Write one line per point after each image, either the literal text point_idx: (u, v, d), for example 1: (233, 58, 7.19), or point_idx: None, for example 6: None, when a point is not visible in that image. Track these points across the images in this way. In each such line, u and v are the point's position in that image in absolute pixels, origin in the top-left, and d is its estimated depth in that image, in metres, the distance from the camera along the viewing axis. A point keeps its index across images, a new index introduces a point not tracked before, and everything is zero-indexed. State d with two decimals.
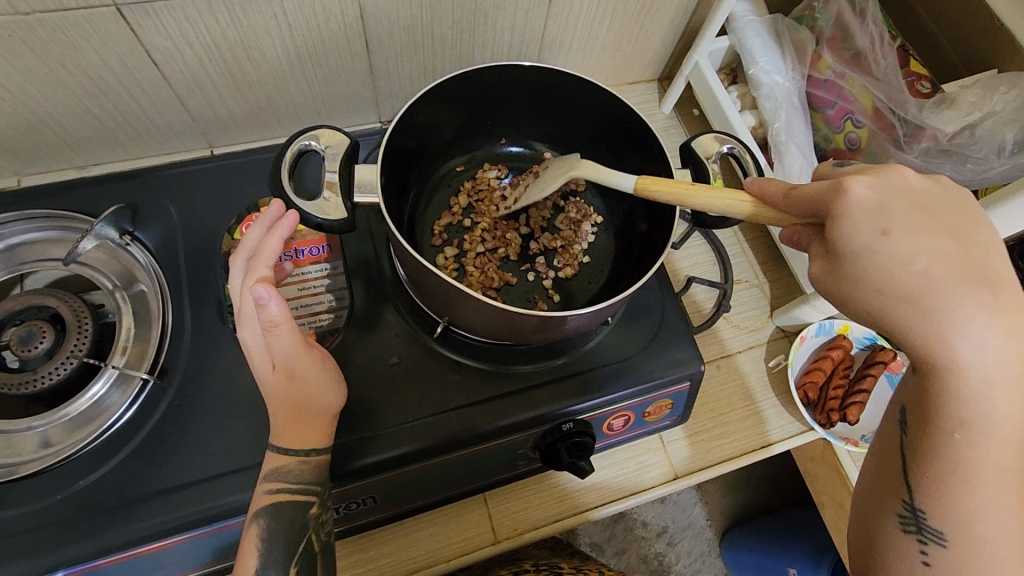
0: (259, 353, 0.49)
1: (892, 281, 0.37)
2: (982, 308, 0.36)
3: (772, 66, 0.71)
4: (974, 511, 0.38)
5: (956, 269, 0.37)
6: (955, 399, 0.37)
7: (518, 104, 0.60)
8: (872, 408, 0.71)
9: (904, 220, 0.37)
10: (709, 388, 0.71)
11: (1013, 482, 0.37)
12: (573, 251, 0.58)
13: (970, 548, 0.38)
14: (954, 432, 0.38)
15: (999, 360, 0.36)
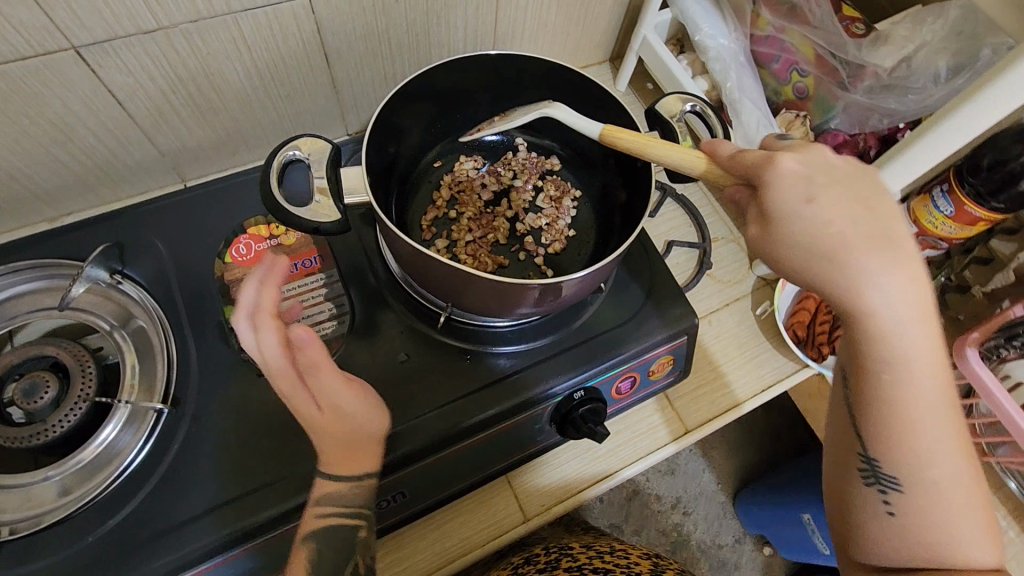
0: (298, 401, 0.48)
1: (816, 251, 0.40)
2: (894, 264, 0.40)
3: (716, 30, 0.75)
4: (916, 453, 0.44)
5: (867, 230, 0.40)
6: (883, 353, 0.42)
7: (483, 95, 0.61)
8: None
9: (826, 190, 0.40)
10: (704, 343, 0.74)
11: (939, 420, 0.43)
12: (558, 227, 0.60)
13: (919, 484, 0.45)
14: (887, 381, 0.43)
15: (914, 317, 0.41)
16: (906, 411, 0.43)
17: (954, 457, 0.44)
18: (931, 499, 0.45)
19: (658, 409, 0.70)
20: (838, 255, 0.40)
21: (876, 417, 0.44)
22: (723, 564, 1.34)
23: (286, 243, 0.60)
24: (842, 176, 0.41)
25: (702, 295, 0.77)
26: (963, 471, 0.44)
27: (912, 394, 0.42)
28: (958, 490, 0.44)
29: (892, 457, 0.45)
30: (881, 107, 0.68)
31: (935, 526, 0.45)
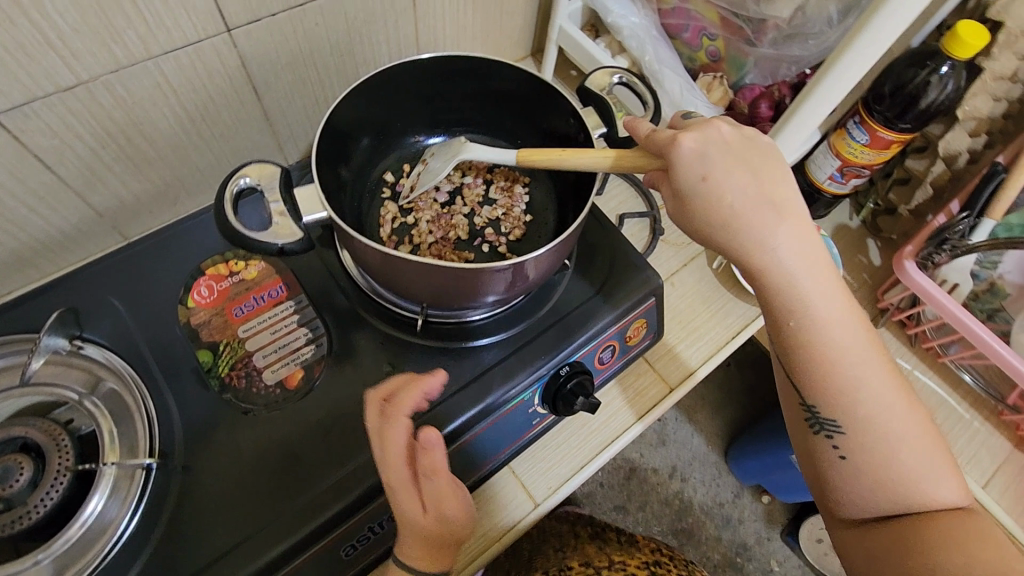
0: (404, 500, 0.49)
1: (717, 220, 0.47)
2: (777, 224, 0.47)
3: (625, 10, 0.79)
4: (844, 391, 0.49)
5: (755, 198, 0.47)
6: (787, 302, 0.48)
7: (419, 102, 0.63)
8: None
9: (718, 165, 0.46)
10: (671, 304, 0.77)
11: (855, 358, 0.49)
12: (514, 214, 0.62)
13: (856, 422, 0.49)
14: (798, 328, 0.49)
15: (804, 267, 0.48)
16: (822, 353, 0.49)
17: (881, 392, 0.49)
18: (875, 438, 0.49)
19: (640, 374, 0.72)
20: (732, 221, 0.47)
21: (799, 361, 0.50)
22: (728, 522, 1.38)
23: (249, 277, 0.60)
24: (733, 152, 0.47)
25: (660, 260, 0.80)
26: (896, 408, 0.49)
27: (825, 336, 0.48)
28: (894, 425, 0.49)
29: (825, 399, 0.50)
30: (785, 55, 0.75)
31: (880, 460, 0.49)
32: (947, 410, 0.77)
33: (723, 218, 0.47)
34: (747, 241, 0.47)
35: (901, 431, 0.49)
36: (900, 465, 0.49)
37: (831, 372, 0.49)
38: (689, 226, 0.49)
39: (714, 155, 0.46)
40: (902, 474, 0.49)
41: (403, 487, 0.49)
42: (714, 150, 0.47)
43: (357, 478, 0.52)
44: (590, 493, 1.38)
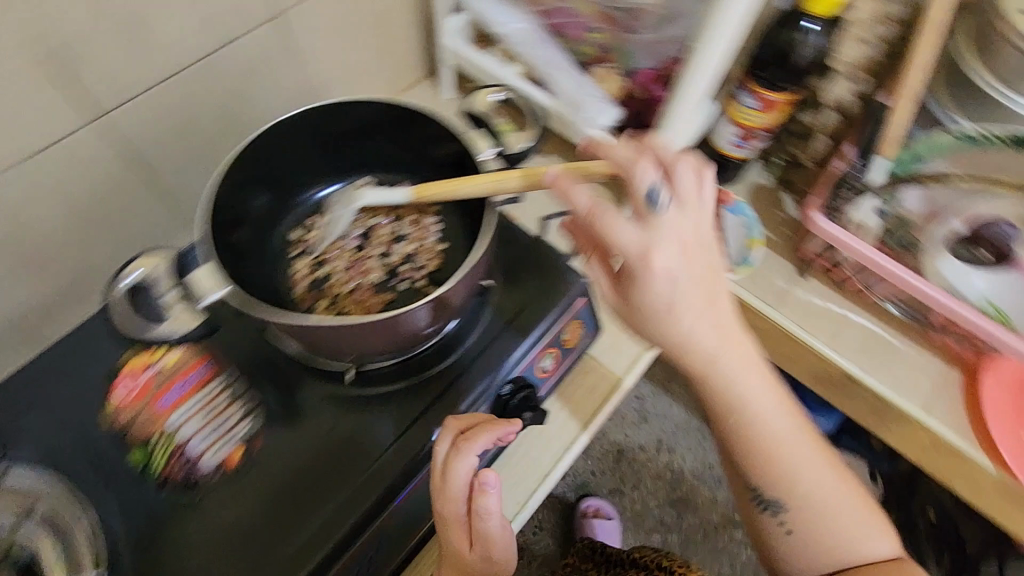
0: (456, 532, 0.53)
1: (670, 343, 0.51)
2: (723, 339, 0.51)
3: (506, 18, 0.80)
4: (782, 468, 0.55)
5: (710, 317, 0.50)
6: (727, 400, 0.54)
7: (312, 152, 0.62)
8: (731, 238, 0.83)
9: (681, 296, 0.48)
10: None
11: (789, 438, 0.55)
12: (428, 245, 0.62)
13: (792, 493, 0.55)
14: (741, 422, 0.54)
15: (746, 372, 0.53)
16: (766, 444, 0.54)
17: (815, 469, 0.55)
18: (816, 511, 0.55)
19: (590, 370, 0.74)
20: (683, 346, 0.51)
21: (751, 450, 0.55)
22: (720, 482, 1.41)
23: (169, 363, 0.58)
24: (697, 291, 0.49)
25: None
26: (831, 489, 0.55)
27: (770, 428, 0.54)
28: (834, 501, 0.55)
29: (774, 482, 0.55)
30: (664, 39, 0.78)
31: (815, 526, 0.55)
32: (883, 343, 0.81)
33: (674, 342, 0.51)
34: (692, 359, 0.52)
35: (836, 507, 0.55)
36: (839, 537, 0.54)
37: (778, 460, 0.55)
38: (638, 334, 0.53)
39: (674, 276, 0.47)
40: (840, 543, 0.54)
41: (454, 521, 0.53)
42: (677, 283, 0.48)
43: (323, 535, 0.52)
44: (584, 483, 1.40)
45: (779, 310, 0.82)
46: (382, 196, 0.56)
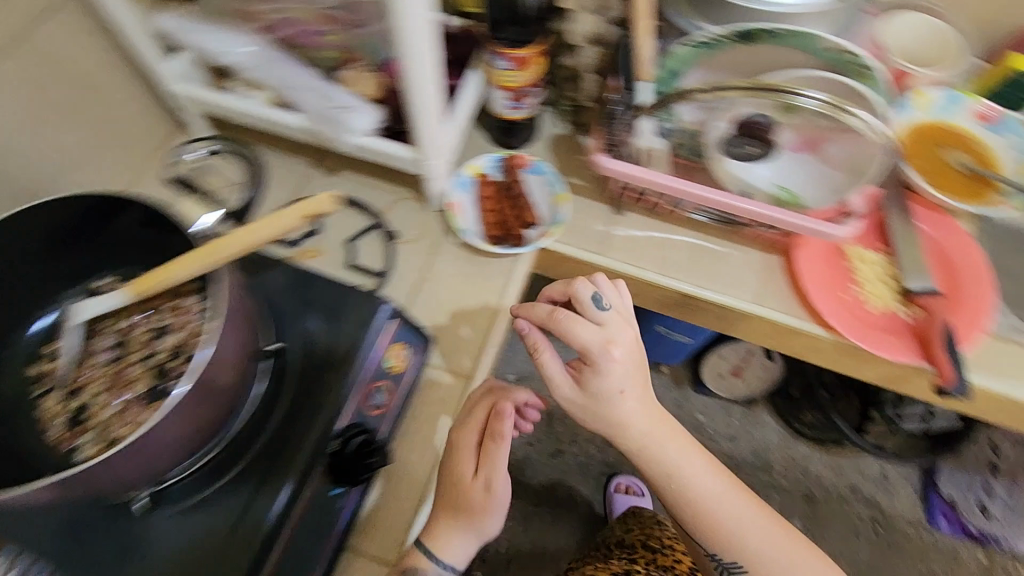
0: (467, 456, 0.62)
1: (613, 423, 0.66)
2: (655, 427, 0.68)
3: (228, 45, 0.72)
4: (726, 527, 0.71)
5: (643, 412, 0.67)
6: (661, 469, 0.69)
7: (21, 273, 0.54)
8: (540, 200, 0.82)
9: (630, 383, 0.65)
10: (435, 300, 0.77)
11: (727, 501, 0.72)
12: (191, 326, 0.55)
13: (746, 555, 0.72)
14: (674, 483, 0.70)
15: (678, 452, 0.70)
16: (696, 498, 0.71)
17: (751, 522, 0.72)
18: (766, 557, 0.72)
19: (439, 381, 0.73)
20: (623, 425, 0.66)
21: (695, 517, 0.71)
22: None
23: None
24: (632, 378, 0.65)
25: (409, 264, 0.79)
26: (791, 546, 0.73)
27: (700, 488, 0.71)
28: (781, 545, 0.72)
29: (730, 547, 0.71)
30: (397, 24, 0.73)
31: (763, 562, 0.72)
32: (706, 253, 0.83)
33: (618, 422, 0.66)
34: (631, 436, 0.67)
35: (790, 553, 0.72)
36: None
37: (713, 513, 0.71)
38: (590, 420, 0.67)
39: (625, 372, 0.64)
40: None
41: (465, 449, 0.62)
42: (623, 369, 0.64)
43: None
44: (525, 458, 1.40)
45: (605, 254, 0.82)
46: (96, 306, 0.51)
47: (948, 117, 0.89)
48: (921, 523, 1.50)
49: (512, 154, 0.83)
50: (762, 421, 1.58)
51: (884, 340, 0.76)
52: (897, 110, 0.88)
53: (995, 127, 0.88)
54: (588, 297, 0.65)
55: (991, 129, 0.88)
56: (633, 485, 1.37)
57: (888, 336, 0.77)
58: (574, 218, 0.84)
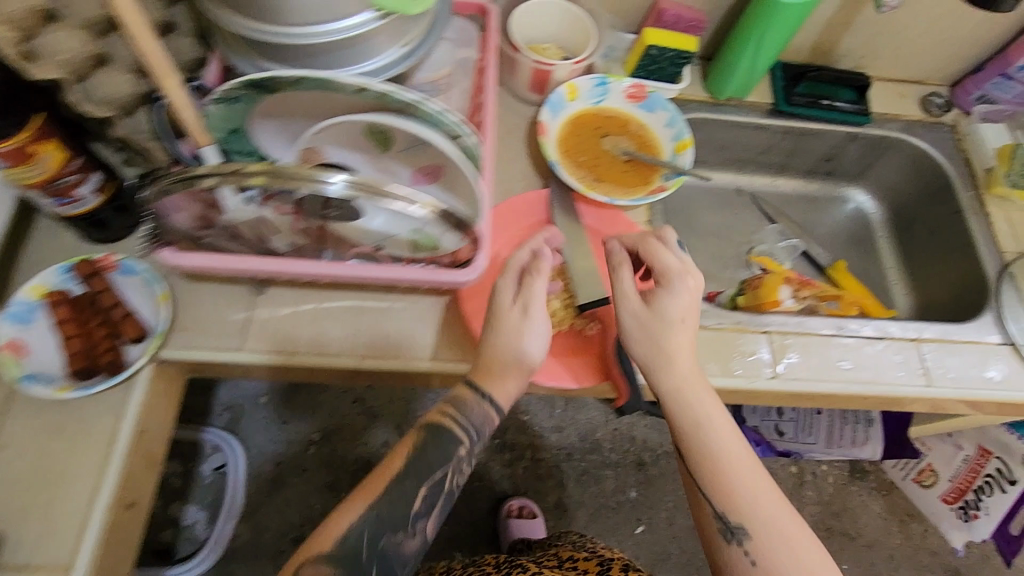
0: (505, 292, 0.64)
1: (662, 351, 0.63)
2: (691, 370, 0.64)
3: None
4: (745, 495, 0.60)
5: (689, 355, 0.64)
6: (689, 410, 0.63)
7: None
8: (145, 306, 0.67)
9: (689, 313, 0.64)
10: (13, 475, 0.60)
11: (755, 473, 0.61)
12: None
13: (765, 535, 0.58)
14: (703, 432, 0.62)
15: (711, 403, 0.63)
16: (721, 456, 0.61)
17: (773, 501, 0.60)
18: (770, 535, 0.58)
19: None
20: (671, 354, 0.63)
21: (716, 479, 0.61)
22: None
23: None
24: (689, 307, 0.64)
25: None
26: (798, 535, 0.58)
27: (719, 444, 0.62)
28: (785, 528, 0.58)
29: (743, 514, 0.59)
30: None
31: (786, 552, 0.57)
32: (370, 312, 0.72)
33: (665, 348, 0.63)
34: (668, 372, 0.63)
35: (795, 540, 0.58)
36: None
37: (733, 479, 0.60)
38: (637, 342, 0.64)
39: (688, 311, 0.64)
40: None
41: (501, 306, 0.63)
42: (689, 301, 0.64)
43: None
44: None
45: (246, 347, 0.69)
46: None
47: (599, 103, 0.86)
48: None
49: (90, 255, 0.66)
50: None
51: (563, 365, 0.71)
52: (547, 108, 0.83)
53: (643, 104, 0.86)
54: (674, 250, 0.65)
55: (642, 106, 0.87)
56: (526, 508, 1.58)
57: (567, 360, 0.72)
58: (200, 313, 0.69)
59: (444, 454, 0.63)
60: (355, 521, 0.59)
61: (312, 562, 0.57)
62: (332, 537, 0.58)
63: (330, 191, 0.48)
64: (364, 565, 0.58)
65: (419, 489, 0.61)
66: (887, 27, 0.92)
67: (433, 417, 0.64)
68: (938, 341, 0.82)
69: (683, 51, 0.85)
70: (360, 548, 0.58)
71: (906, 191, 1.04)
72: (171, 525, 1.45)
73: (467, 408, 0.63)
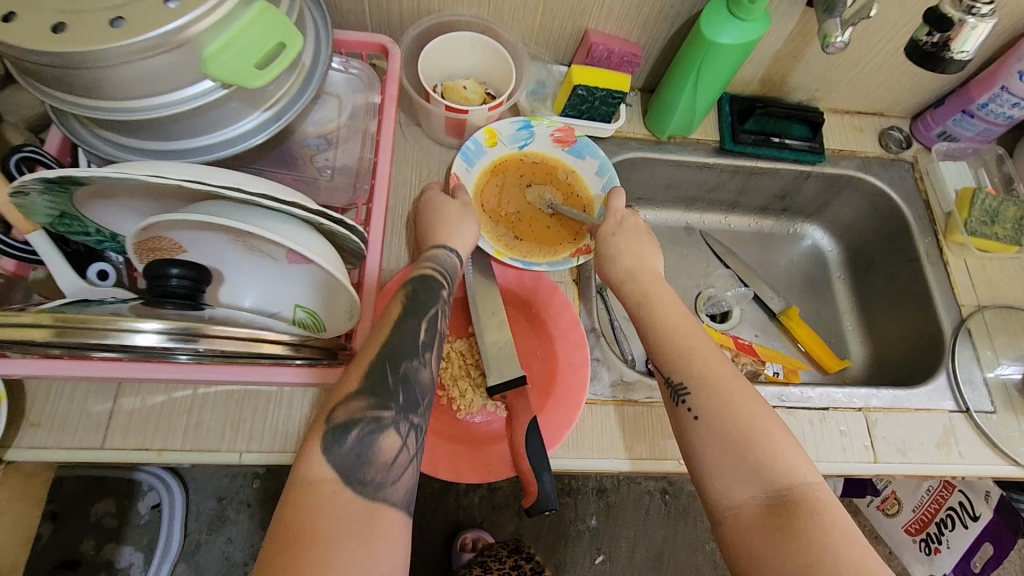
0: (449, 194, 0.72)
1: (608, 258, 0.70)
2: (633, 261, 0.68)
3: None
4: (695, 360, 0.59)
5: (634, 257, 0.69)
6: (635, 296, 0.66)
7: None
8: None
9: (624, 230, 0.71)
10: None
11: (707, 344, 0.61)
12: None
13: (712, 393, 0.57)
14: (647, 311, 0.64)
15: (656, 283, 0.67)
16: (672, 328, 0.62)
17: (724, 366, 0.59)
18: (713, 389, 0.57)
19: None
20: (618, 257, 0.69)
21: (667, 349, 0.61)
22: None
23: None
24: (627, 226, 0.71)
25: None
26: (742, 387, 0.57)
27: (670, 319, 0.63)
28: (727, 379, 0.58)
29: (692, 376, 0.58)
30: None
31: (734, 408, 0.56)
32: (254, 397, 0.65)
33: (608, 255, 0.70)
34: (612, 267, 0.69)
35: (737, 392, 0.57)
36: (757, 434, 0.54)
37: (681, 342, 0.61)
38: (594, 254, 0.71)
39: (625, 224, 0.72)
40: (758, 453, 0.53)
41: (440, 200, 0.70)
42: (619, 218, 0.72)
43: None
44: None
45: (109, 445, 0.61)
46: None
47: (523, 147, 0.79)
48: None
49: None
50: None
51: (474, 456, 0.64)
52: (462, 158, 0.76)
53: (571, 150, 0.79)
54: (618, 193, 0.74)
55: (570, 151, 0.79)
56: (481, 540, 1.51)
57: (477, 451, 0.65)
58: (56, 407, 0.61)
59: (432, 295, 0.60)
60: (371, 365, 0.53)
61: (347, 400, 0.51)
62: (357, 374, 0.52)
63: (135, 343, 0.41)
64: (391, 391, 0.52)
65: (423, 324, 0.57)
66: (842, 60, 0.84)
67: (416, 272, 0.62)
68: (887, 410, 0.77)
69: (616, 90, 0.77)
70: (386, 376, 0.52)
71: (864, 231, 0.97)
72: (104, 569, 1.38)
73: (437, 259, 0.64)
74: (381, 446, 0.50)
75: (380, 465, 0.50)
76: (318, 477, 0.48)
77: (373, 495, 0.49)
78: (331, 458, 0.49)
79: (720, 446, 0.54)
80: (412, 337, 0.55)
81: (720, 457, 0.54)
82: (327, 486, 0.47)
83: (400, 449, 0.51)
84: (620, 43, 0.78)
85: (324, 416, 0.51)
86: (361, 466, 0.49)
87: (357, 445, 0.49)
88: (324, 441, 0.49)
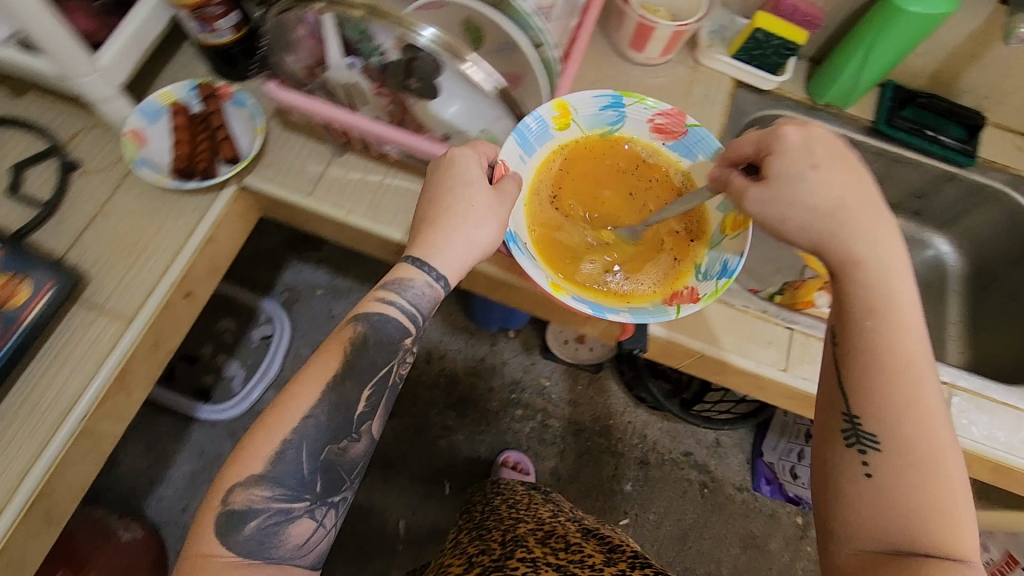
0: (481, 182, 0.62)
1: (812, 204, 0.56)
2: (854, 230, 0.56)
3: None
4: (904, 399, 0.52)
5: (851, 207, 0.56)
6: (850, 269, 0.57)
7: None
8: (241, 134, 0.79)
9: (825, 159, 0.56)
10: (110, 231, 0.72)
11: (921, 381, 0.53)
12: None
13: (898, 448, 0.51)
14: (864, 318, 0.55)
15: (884, 272, 0.56)
16: (889, 328, 0.54)
17: (933, 416, 0.52)
18: (903, 444, 0.51)
19: (92, 322, 0.68)
20: (828, 208, 0.56)
21: (866, 366, 0.54)
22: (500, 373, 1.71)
23: None
24: (822, 150, 0.56)
25: (91, 194, 0.74)
26: (946, 450, 0.51)
27: (893, 330, 0.54)
28: (929, 431, 0.51)
29: (887, 419, 0.52)
30: None
31: (923, 475, 0.50)
32: None
33: (818, 200, 0.56)
34: (841, 232, 0.56)
35: (937, 457, 0.50)
36: (941, 506, 0.49)
37: (895, 343, 0.54)
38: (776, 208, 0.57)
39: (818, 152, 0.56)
40: (920, 527, 0.48)
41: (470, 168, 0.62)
42: (815, 142, 0.57)
43: None
44: None
45: (314, 196, 0.78)
46: None
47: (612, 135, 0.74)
48: (747, 486, 1.68)
49: (212, 81, 0.77)
50: (607, 386, 1.72)
51: None
52: (519, 139, 0.68)
53: (678, 142, 0.72)
54: (783, 124, 0.57)
55: (675, 146, 0.73)
56: (521, 463, 1.61)
57: None
58: (286, 157, 0.79)
59: (386, 352, 0.60)
60: (282, 450, 0.55)
61: (247, 484, 0.54)
62: (269, 448, 0.55)
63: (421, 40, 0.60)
64: (308, 479, 0.56)
65: (363, 391, 0.58)
66: (1021, 69, 0.87)
67: (371, 309, 0.61)
68: (972, 394, 0.79)
69: (790, 41, 0.86)
70: (303, 466, 0.55)
71: (994, 247, 0.98)
72: (213, 372, 1.60)
73: (404, 296, 0.61)
74: (291, 532, 0.55)
75: (288, 544, 0.55)
76: (210, 551, 0.53)
77: (282, 564, 0.55)
78: (230, 542, 0.53)
79: (888, 510, 0.50)
80: (351, 405, 0.57)
81: (881, 518, 0.50)
82: (223, 561, 0.53)
83: (312, 531, 0.56)
84: (807, 3, 0.87)
85: (221, 496, 0.54)
86: (266, 546, 0.54)
87: (257, 533, 0.54)
88: (222, 526, 0.53)
